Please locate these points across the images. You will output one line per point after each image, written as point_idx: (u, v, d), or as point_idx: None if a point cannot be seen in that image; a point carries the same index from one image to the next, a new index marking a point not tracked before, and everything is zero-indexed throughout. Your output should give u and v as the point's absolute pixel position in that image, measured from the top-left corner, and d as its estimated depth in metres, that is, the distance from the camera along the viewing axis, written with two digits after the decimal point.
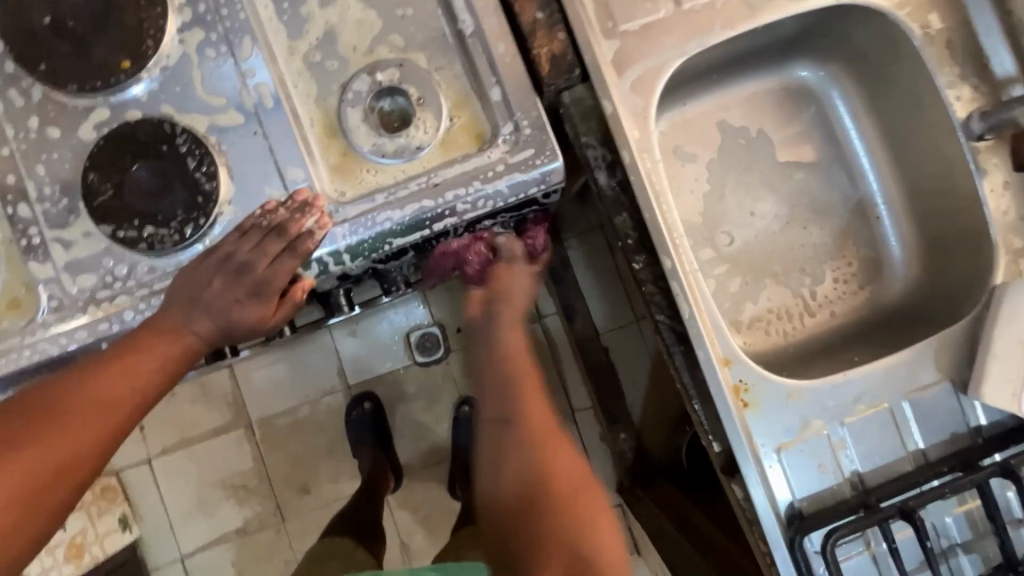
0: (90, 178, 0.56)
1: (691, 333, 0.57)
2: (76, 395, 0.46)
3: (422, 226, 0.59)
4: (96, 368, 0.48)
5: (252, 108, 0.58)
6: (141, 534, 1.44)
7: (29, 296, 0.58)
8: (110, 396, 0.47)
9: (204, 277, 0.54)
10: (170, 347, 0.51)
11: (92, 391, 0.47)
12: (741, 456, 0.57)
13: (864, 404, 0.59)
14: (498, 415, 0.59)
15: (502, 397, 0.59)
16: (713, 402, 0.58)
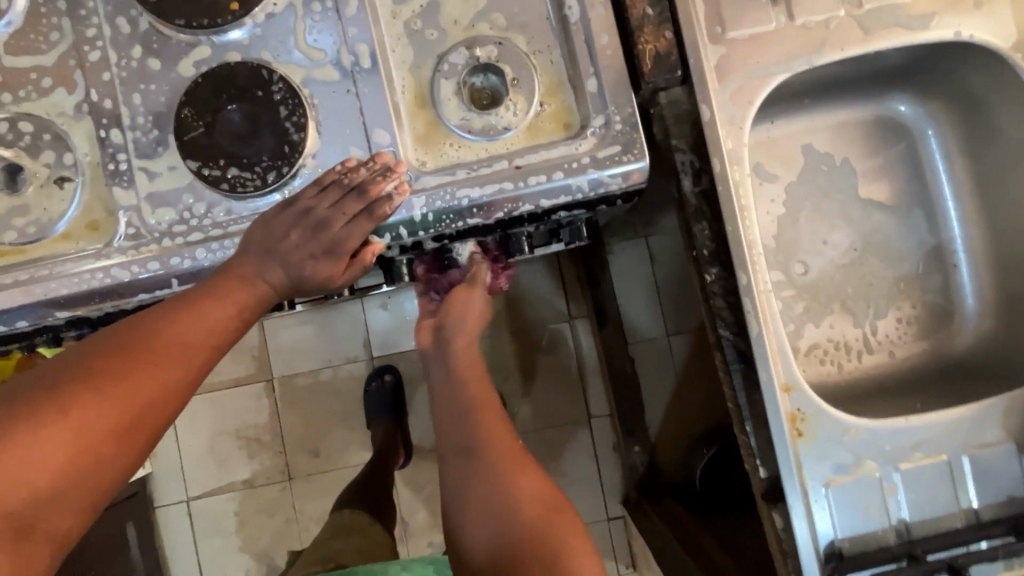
0: (184, 113, 0.56)
1: (755, 353, 0.56)
2: (162, 337, 0.47)
3: (499, 208, 0.58)
4: (178, 312, 0.49)
5: (348, 66, 0.58)
6: (153, 469, 1.47)
7: (108, 220, 0.59)
8: (192, 340, 0.48)
9: (281, 227, 0.54)
10: (239, 296, 0.52)
11: (177, 334, 0.47)
12: (788, 485, 0.56)
13: (921, 453, 0.57)
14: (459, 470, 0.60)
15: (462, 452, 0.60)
16: (766, 427, 0.57)
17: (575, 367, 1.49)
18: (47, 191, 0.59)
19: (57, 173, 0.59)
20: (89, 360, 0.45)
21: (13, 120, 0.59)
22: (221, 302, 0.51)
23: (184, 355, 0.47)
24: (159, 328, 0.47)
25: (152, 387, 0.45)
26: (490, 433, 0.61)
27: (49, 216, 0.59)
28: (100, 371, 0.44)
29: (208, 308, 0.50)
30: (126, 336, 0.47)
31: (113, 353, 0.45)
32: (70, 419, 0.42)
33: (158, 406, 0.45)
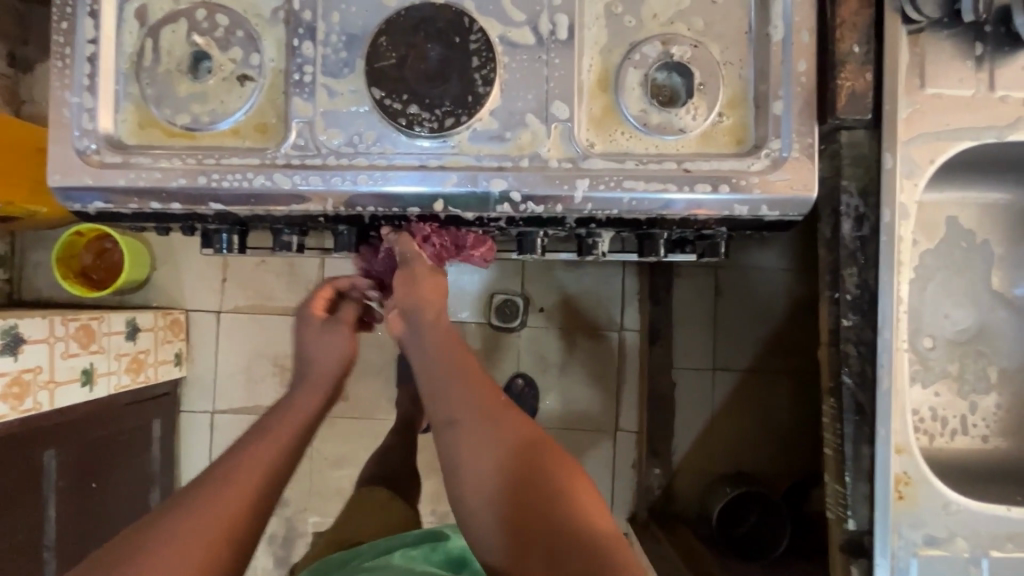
0: (380, 42, 0.57)
1: (878, 407, 0.56)
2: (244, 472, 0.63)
3: (658, 206, 0.58)
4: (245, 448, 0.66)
5: (544, 34, 0.58)
6: (187, 374, 1.49)
7: (278, 127, 0.60)
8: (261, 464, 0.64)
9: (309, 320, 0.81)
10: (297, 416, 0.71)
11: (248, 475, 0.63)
12: (879, 543, 0.56)
13: (1015, 545, 0.57)
14: (447, 412, 0.64)
15: (450, 394, 0.64)
16: (869, 482, 0.57)
17: (614, 377, 1.49)
18: (228, 86, 0.60)
19: (240, 70, 0.60)
20: (164, 513, 0.59)
21: (211, 10, 0.60)
22: (283, 425, 0.69)
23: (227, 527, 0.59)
24: (233, 463, 0.63)
25: (190, 555, 0.56)
26: (472, 382, 0.65)
27: (222, 109, 0.60)
28: (210, 471, 0.63)
29: (267, 435, 0.67)
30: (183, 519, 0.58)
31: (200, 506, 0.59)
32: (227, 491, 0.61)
33: (247, 502, 0.61)
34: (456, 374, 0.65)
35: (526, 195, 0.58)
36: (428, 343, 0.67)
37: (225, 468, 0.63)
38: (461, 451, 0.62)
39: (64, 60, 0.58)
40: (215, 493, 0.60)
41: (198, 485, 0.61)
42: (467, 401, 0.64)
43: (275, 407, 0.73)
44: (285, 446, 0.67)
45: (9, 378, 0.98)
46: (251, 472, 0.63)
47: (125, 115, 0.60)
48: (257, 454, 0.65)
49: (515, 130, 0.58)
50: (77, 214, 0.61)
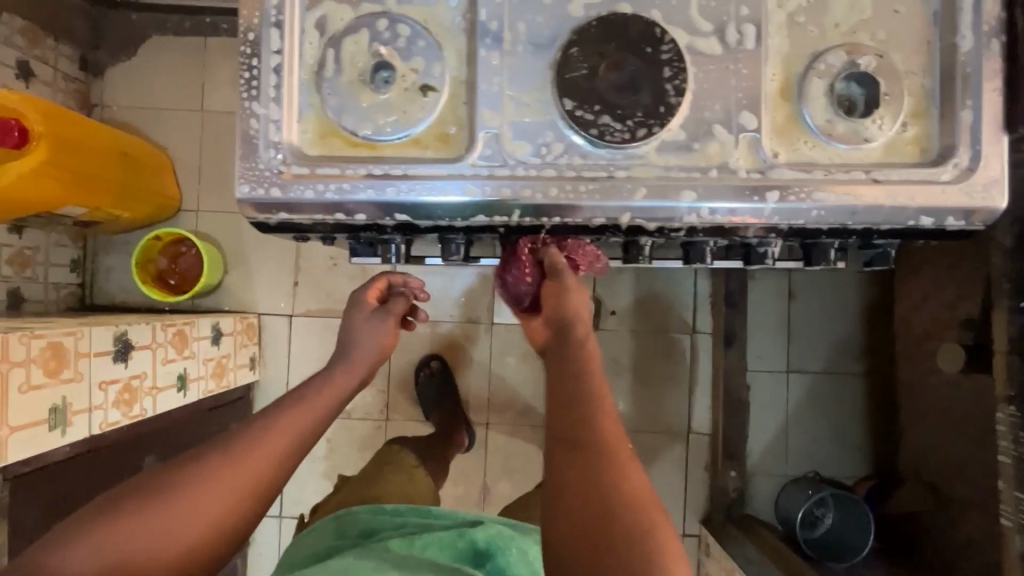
0: (572, 53, 0.57)
1: None
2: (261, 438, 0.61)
3: (846, 216, 0.59)
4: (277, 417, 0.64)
5: (732, 44, 0.58)
6: (260, 378, 1.49)
7: (460, 137, 0.60)
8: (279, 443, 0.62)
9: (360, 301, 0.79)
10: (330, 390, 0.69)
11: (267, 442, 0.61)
12: None
13: None
14: (567, 429, 0.56)
15: (575, 412, 0.57)
16: None
17: (686, 380, 1.49)
18: (410, 96, 0.60)
19: (422, 81, 0.60)
20: (196, 458, 0.59)
21: (392, 19, 0.60)
22: (320, 396, 0.67)
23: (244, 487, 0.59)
24: (271, 425, 0.62)
25: (208, 510, 0.57)
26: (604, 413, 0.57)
27: (404, 120, 0.60)
28: (247, 426, 0.62)
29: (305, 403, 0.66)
30: (199, 476, 0.58)
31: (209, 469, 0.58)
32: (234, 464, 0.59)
33: (261, 478, 0.60)
34: (587, 399, 0.58)
35: (717, 205, 0.58)
36: (568, 363, 0.60)
37: (254, 429, 0.62)
38: (561, 484, 0.54)
39: (251, 72, 0.59)
40: (244, 453, 0.60)
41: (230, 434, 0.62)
42: (589, 424, 0.56)
43: (316, 377, 0.71)
44: (317, 423, 0.65)
45: (121, 384, 0.98)
46: (280, 436, 0.62)
47: (307, 125, 0.60)
48: (291, 421, 0.63)
49: (704, 141, 0.58)
50: (258, 224, 0.62)
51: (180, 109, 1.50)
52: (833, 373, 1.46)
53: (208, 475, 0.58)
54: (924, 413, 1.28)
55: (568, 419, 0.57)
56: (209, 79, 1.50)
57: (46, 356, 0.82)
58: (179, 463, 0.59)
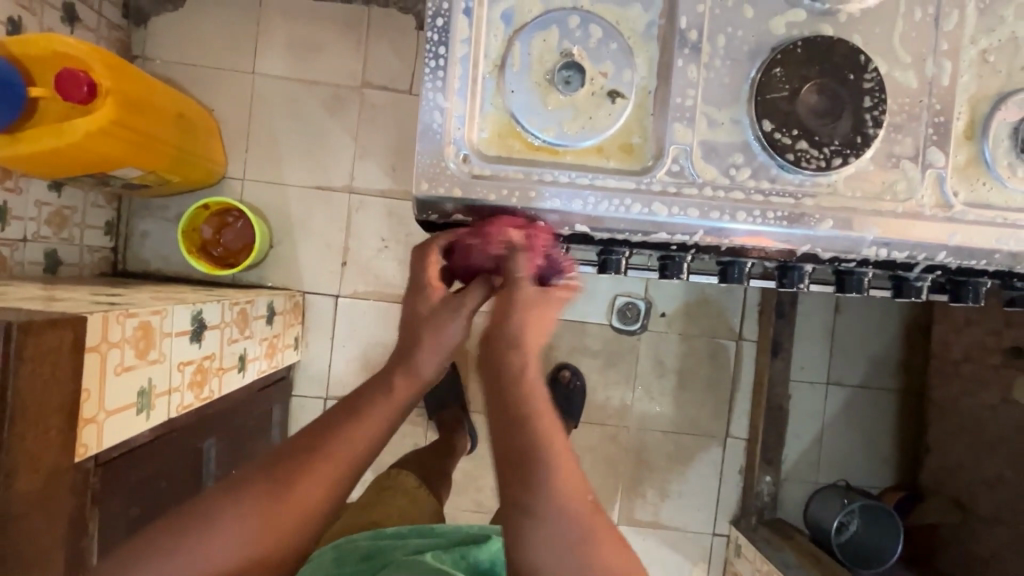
0: (774, 73, 0.55)
1: None
2: (301, 485, 0.56)
3: (1015, 259, 0.60)
4: (360, 404, 0.60)
5: (928, 79, 0.58)
6: (301, 359, 1.45)
7: (645, 148, 0.58)
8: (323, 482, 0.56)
9: None
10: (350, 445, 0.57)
11: (305, 488, 0.56)
12: None
13: None
14: (518, 490, 0.49)
15: (529, 465, 0.49)
16: None
17: (729, 385, 1.51)
18: (597, 101, 0.57)
19: (611, 86, 0.57)
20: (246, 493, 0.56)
21: (584, 17, 0.56)
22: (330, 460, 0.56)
23: (296, 523, 0.55)
24: (360, 408, 0.60)
25: (256, 543, 0.54)
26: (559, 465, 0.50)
27: (590, 126, 0.57)
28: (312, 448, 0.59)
29: (377, 402, 0.60)
30: (252, 497, 0.55)
31: (266, 490, 0.55)
32: (294, 488, 0.56)
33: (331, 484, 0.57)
34: (539, 444, 0.50)
35: (899, 242, 0.58)
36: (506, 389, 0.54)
37: (334, 431, 0.58)
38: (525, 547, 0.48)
39: (437, 61, 0.55)
40: (308, 468, 0.56)
41: (289, 456, 0.57)
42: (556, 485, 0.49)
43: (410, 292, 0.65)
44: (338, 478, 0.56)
45: (195, 365, 0.93)
46: (357, 444, 0.58)
47: (486, 123, 0.57)
48: (358, 433, 0.58)
49: (890, 175, 0.58)
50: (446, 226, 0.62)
51: (229, 69, 1.40)
52: (869, 387, 1.51)
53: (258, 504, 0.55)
54: (956, 432, 1.34)
55: (514, 474, 0.49)
56: (262, 40, 1.41)
57: (137, 337, 0.77)
58: (208, 502, 0.55)
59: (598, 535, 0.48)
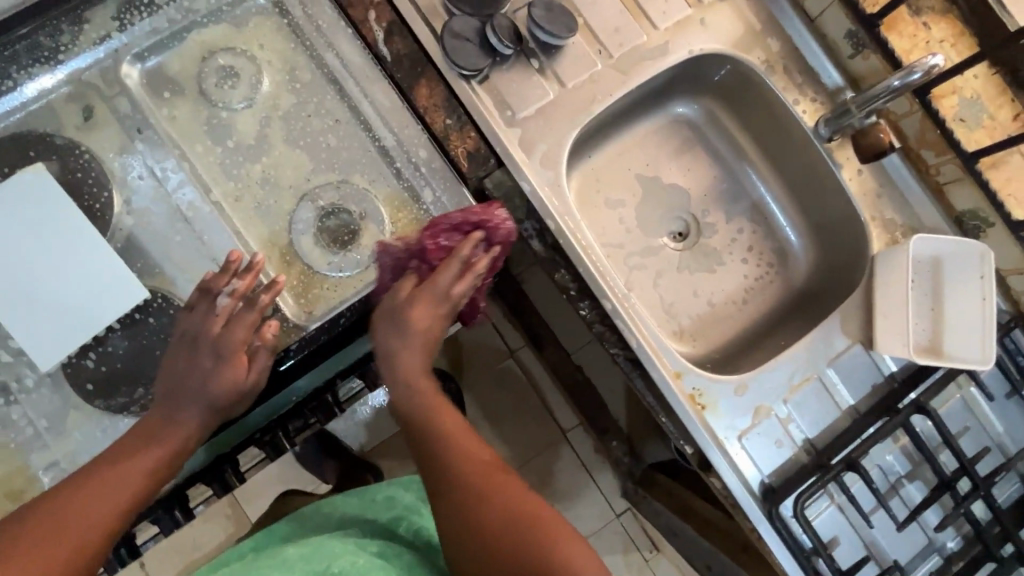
0: None
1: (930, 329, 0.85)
2: (92, 491, 0.59)
3: None
4: (141, 426, 0.65)
5: None
6: None
7: None
8: (115, 484, 0.60)
9: (181, 356, 0.67)
10: (152, 453, 0.63)
11: (101, 491, 0.60)
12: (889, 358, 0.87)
13: (950, 336, 0.84)
14: (440, 476, 0.66)
15: (443, 464, 0.66)
16: (921, 355, 0.84)
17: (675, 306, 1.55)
18: None
19: None
20: (9, 549, 0.54)
21: None
22: (125, 470, 0.61)
23: (75, 546, 0.56)
24: (143, 428, 0.64)
25: (31, 565, 0.54)
26: (461, 455, 0.66)
27: None
28: (68, 493, 0.59)
29: (163, 426, 0.65)
30: (49, 509, 0.57)
31: (57, 503, 0.58)
32: (78, 497, 0.59)
33: (135, 490, 0.61)
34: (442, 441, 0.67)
35: None
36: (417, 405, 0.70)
37: (131, 446, 0.63)
38: (451, 514, 0.64)
39: None
40: (107, 474, 0.61)
41: (81, 476, 0.61)
42: (455, 464, 0.66)
43: (185, 331, 0.68)
44: (140, 479, 0.61)
45: None
46: (145, 459, 0.63)
47: None
48: (140, 457, 0.62)
49: None
50: (147, 299, 0.73)
51: None
52: None
53: (44, 521, 0.57)
54: None
55: (438, 473, 0.66)
56: None
57: None
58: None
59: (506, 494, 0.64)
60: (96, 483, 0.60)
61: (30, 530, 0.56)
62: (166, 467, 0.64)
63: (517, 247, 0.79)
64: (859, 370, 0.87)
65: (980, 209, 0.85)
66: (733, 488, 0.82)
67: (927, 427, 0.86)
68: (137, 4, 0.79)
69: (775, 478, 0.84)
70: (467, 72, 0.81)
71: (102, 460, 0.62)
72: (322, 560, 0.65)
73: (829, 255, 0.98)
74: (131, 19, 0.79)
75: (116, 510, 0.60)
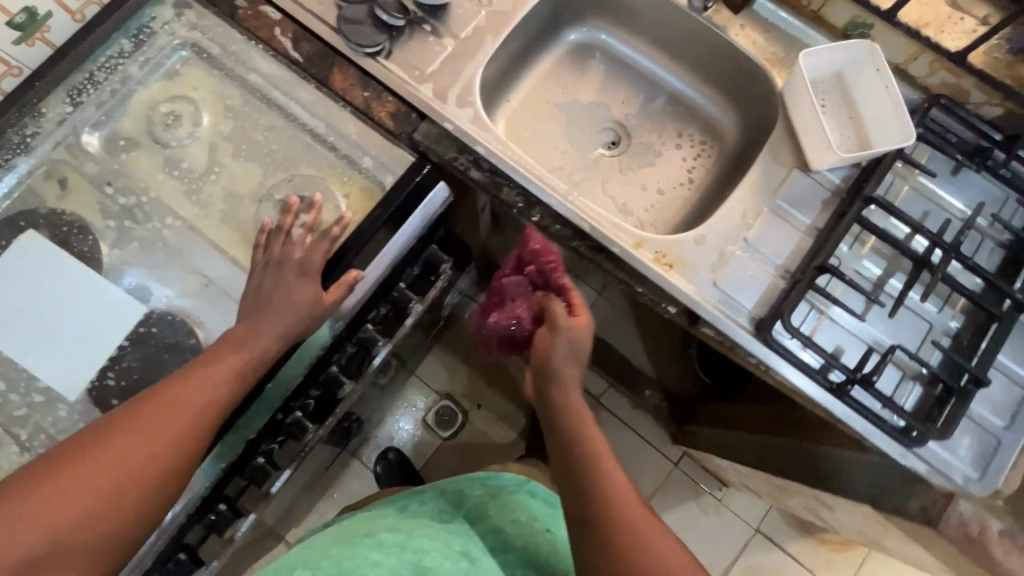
0: None
1: (851, 128, 0.93)
2: (189, 385, 0.70)
3: None
4: (227, 339, 0.75)
5: None
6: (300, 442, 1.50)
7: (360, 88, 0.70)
8: (209, 380, 0.71)
9: (273, 294, 0.78)
10: (233, 358, 0.73)
11: (199, 386, 0.70)
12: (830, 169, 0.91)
13: (873, 127, 0.91)
14: (579, 511, 0.62)
15: (584, 477, 0.63)
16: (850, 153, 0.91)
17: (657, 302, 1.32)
18: None
19: None
20: (134, 425, 0.66)
21: None
22: (213, 372, 0.71)
23: (183, 424, 0.68)
24: (227, 341, 0.74)
25: (149, 440, 0.65)
26: (620, 494, 0.62)
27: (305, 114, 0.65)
28: (171, 385, 0.70)
29: (241, 339, 0.74)
30: (160, 396, 0.69)
31: (165, 392, 0.69)
32: (182, 386, 0.70)
33: (225, 381, 0.71)
34: (601, 456, 0.64)
35: None
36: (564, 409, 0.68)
37: (219, 354, 0.73)
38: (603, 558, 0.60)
39: None
40: (202, 371, 0.71)
41: (181, 375, 0.71)
42: (610, 488, 0.62)
43: (263, 287, 0.78)
44: (229, 377, 0.72)
45: None
46: (233, 360, 0.73)
47: None
48: (225, 359, 0.73)
49: None
50: (146, 315, 0.81)
51: None
52: None
53: (158, 408, 0.68)
54: None
55: (591, 493, 0.62)
56: None
57: None
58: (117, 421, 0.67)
59: (650, 537, 0.60)
60: (195, 378, 0.70)
61: (149, 412, 0.67)
62: (249, 370, 0.73)
63: (440, 198, 0.88)
64: (809, 195, 0.91)
65: (857, 17, 0.91)
66: (723, 326, 0.85)
67: (888, 223, 0.90)
68: (81, 84, 0.91)
69: (759, 309, 0.86)
70: (370, 49, 0.92)
71: (197, 363, 0.72)
72: (414, 550, 0.77)
73: (747, 113, 1.04)
74: (81, 98, 0.90)
75: (210, 399, 0.70)
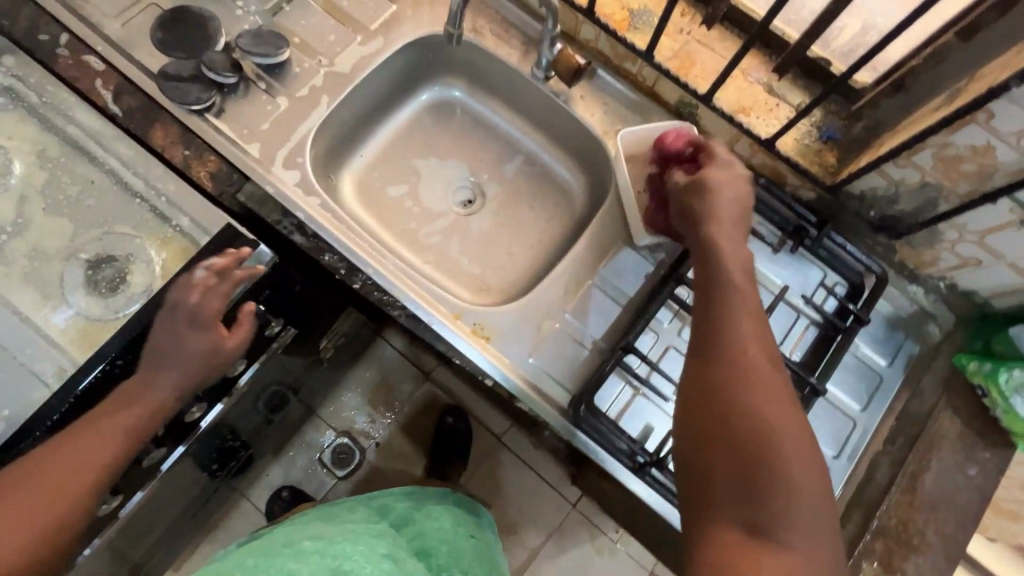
0: None
1: None
2: (83, 446, 0.64)
3: None
4: (126, 392, 0.67)
5: None
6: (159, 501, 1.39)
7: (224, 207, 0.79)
8: (104, 441, 0.64)
9: (171, 334, 0.69)
10: (132, 415, 0.66)
11: (95, 445, 0.64)
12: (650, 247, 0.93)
13: None
14: (714, 460, 0.57)
15: (732, 432, 0.57)
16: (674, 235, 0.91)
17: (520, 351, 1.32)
18: None
19: None
20: (23, 488, 0.61)
21: None
22: (111, 429, 0.65)
23: (79, 490, 0.62)
24: (131, 393, 0.67)
25: (42, 507, 0.61)
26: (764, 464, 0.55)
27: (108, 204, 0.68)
28: (67, 443, 0.64)
29: (141, 392, 0.67)
30: (49, 459, 0.63)
31: (58, 455, 0.63)
32: (77, 446, 0.64)
33: (124, 442, 0.65)
34: (771, 433, 0.56)
35: None
36: (708, 378, 0.61)
37: (114, 413, 0.66)
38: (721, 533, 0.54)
39: None
40: (93, 428, 0.64)
41: (73, 435, 0.65)
42: (777, 455, 0.55)
43: (169, 311, 0.70)
44: (130, 433, 0.65)
45: None
46: (128, 417, 0.66)
47: None
48: (126, 415, 0.66)
49: None
50: None
51: None
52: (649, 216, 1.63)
53: (54, 469, 0.62)
54: None
55: (723, 455, 0.57)
56: None
57: None
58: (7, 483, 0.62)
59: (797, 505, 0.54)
60: (93, 436, 0.64)
61: (32, 482, 0.62)
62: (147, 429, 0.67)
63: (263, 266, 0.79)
64: (632, 267, 0.92)
65: (683, 96, 0.95)
66: (532, 402, 0.85)
67: None
68: None
69: (573, 383, 0.87)
70: (196, 107, 0.91)
71: (94, 418, 0.65)
72: (334, 555, 0.73)
73: (592, 180, 1.07)
74: None
75: (111, 456, 0.64)
